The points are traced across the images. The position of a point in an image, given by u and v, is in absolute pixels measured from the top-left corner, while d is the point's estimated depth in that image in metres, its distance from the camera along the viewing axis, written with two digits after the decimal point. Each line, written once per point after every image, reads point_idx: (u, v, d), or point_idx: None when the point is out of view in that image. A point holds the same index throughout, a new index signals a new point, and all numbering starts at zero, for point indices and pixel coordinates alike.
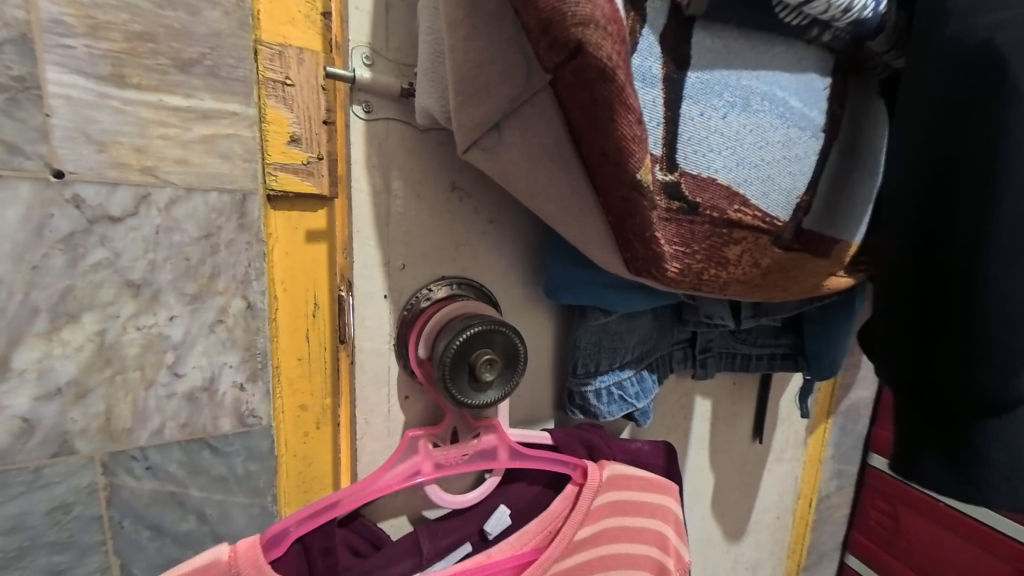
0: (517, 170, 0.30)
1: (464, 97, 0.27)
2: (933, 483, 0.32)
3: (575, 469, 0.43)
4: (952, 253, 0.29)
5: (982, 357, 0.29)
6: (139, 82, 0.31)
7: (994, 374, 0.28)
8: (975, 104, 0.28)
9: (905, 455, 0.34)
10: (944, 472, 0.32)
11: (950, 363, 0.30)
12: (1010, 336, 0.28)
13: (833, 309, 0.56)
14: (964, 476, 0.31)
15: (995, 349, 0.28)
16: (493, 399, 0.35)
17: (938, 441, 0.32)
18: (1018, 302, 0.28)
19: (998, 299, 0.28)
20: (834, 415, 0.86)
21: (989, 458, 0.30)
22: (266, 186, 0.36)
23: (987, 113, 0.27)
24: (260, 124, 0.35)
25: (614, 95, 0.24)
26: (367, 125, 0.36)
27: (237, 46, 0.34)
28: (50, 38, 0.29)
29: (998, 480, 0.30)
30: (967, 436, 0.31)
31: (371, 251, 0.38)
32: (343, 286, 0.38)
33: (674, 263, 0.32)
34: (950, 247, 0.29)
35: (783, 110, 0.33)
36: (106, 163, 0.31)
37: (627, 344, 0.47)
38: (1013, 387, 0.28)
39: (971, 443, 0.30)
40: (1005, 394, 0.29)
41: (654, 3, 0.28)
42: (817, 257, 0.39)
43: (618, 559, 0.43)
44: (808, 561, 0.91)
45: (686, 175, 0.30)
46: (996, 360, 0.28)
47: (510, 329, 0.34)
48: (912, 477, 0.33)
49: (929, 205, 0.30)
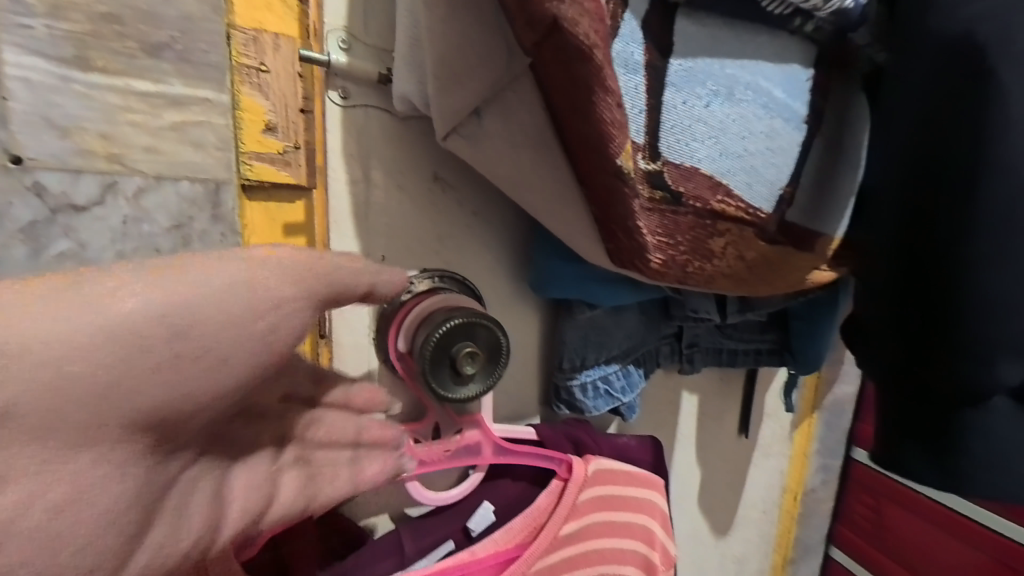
0: (499, 161, 0.29)
1: (443, 81, 0.26)
2: (917, 475, 0.32)
3: (561, 464, 0.43)
4: (936, 243, 0.29)
5: (966, 348, 0.28)
6: (105, 66, 0.30)
7: (977, 365, 0.28)
8: (959, 93, 0.28)
9: (890, 447, 0.34)
10: (927, 463, 0.32)
11: (934, 355, 0.30)
12: (992, 326, 0.28)
13: (819, 304, 0.57)
14: (945, 467, 0.31)
15: (976, 339, 0.28)
16: (473, 393, 0.34)
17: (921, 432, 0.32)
18: (1000, 292, 0.28)
19: (980, 289, 0.28)
20: (819, 410, 0.87)
21: (970, 449, 0.30)
22: (240, 175, 0.35)
23: (972, 103, 0.27)
24: (233, 112, 0.34)
25: (594, 75, 0.24)
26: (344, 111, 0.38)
27: (210, 30, 0.33)
28: (9, 17, 0.27)
29: (980, 470, 0.30)
30: (949, 427, 0.31)
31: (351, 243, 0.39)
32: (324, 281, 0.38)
33: (658, 254, 0.32)
34: (934, 238, 0.29)
35: (766, 100, 0.32)
36: (70, 150, 0.30)
37: (614, 338, 0.46)
38: (994, 377, 0.28)
39: (955, 436, 0.30)
40: (986, 384, 0.29)
41: None
42: (801, 250, 0.39)
43: (602, 555, 0.42)
44: (794, 554, 0.93)
45: (670, 164, 0.30)
46: (978, 351, 0.28)
47: (491, 321, 0.34)
48: (894, 469, 0.33)
49: (913, 200, 0.30)
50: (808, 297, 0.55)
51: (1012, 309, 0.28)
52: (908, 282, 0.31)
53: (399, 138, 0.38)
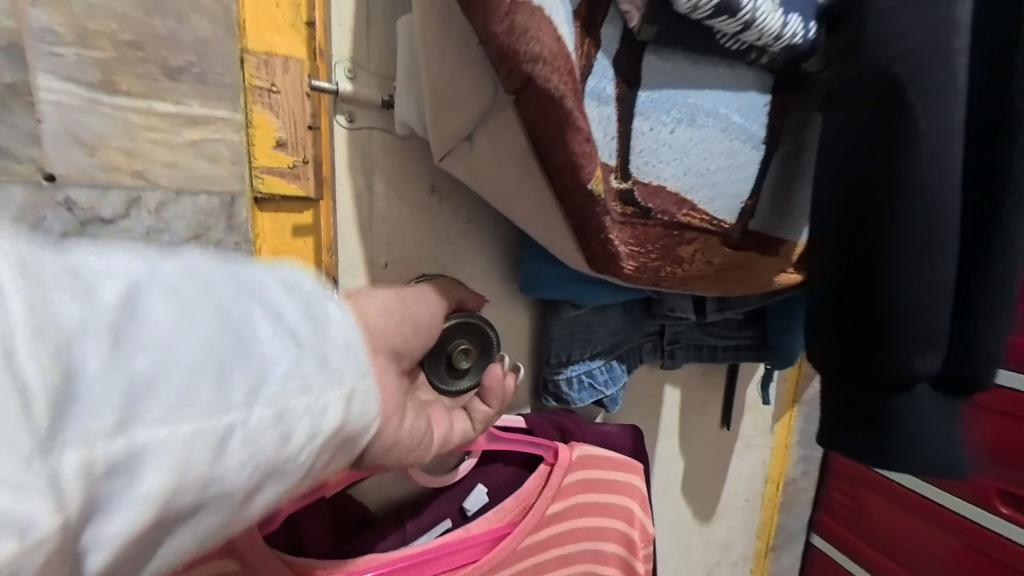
0: (489, 175, 0.33)
1: (439, 110, 0.30)
2: (854, 453, 0.37)
3: (547, 449, 0.47)
4: (866, 251, 0.33)
5: (890, 342, 0.33)
6: (129, 89, 0.33)
7: (900, 356, 0.33)
8: (885, 123, 0.32)
9: (832, 430, 0.38)
10: (861, 443, 0.36)
11: (864, 348, 0.34)
12: (911, 323, 0.32)
13: (792, 302, 0.61)
14: (877, 446, 0.36)
15: (899, 335, 0.33)
16: (468, 386, 0.37)
17: (856, 416, 0.36)
18: (919, 294, 0.32)
19: (902, 291, 0.32)
20: (799, 403, 0.92)
21: (897, 430, 0.35)
22: (253, 188, 0.38)
23: (895, 131, 0.31)
24: (246, 129, 0.37)
25: (565, 118, 0.27)
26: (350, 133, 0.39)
27: (223, 53, 0.36)
28: (41, 46, 0.30)
29: (907, 450, 0.35)
30: (880, 411, 0.35)
31: (354, 249, 0.41)
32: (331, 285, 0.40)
33: (630, 261, 0.36)
34: (865, 246, 0.33)
35: (726, 124, 0.36)
36: (97, 166, 0.33)
37: (599, 335, 0.50)
38: (914, 367, 0.33)
39: (882, 416, 0.35)
40: (908, 373, 0.33)
41: (608, 29, 0.31)
42: (767, 254, 0.43)
43: (586, 531, 0.47)
44: (776, 540, 0.97)
45: (639, 183, 0.34)
46: (901, 344, 0.33)
47: (483, 320, 0.38)
48: (835, 448, 0.38)
49: (848, 210, 0.34)
50: (782, 296, 0.59)
51: (923, 308, 0.32)
52: (843, 283, 0.35)
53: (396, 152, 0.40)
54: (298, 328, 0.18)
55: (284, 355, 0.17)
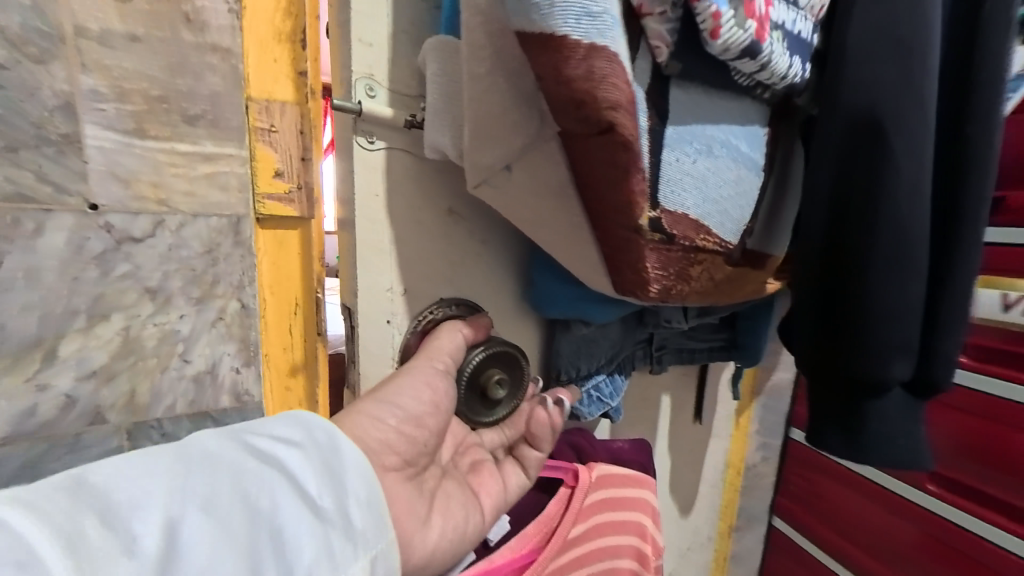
0: (507, 204, 0.41)
1: (476, 144, 0.37)
2: (833, 448, 0.42)
3: (568, 472, 0.54)
4: (855, 273, 0.36)
5: (869, 355, 0.36)
6: (155, 134, 0.40)
7: (878, 365, 0.36)
8: (866, 158, 0.34)
9: (815, 428, 0.43)
10: (840, 438, 0.41)
11: (845, 357, 0.37)
12: (888, 335, 0.36)
13: (759, 308, 0.68)
14: (855, 442, 0.41)
15: (878, 348, 0.36)
16: (502, 413, 0.43)
17: (837, 413, 0.41)
18: (896, 309, 0.35)
19: (880, 308, 0.35)
20: (758, 395, 1.00)
21: (871, 426, 0.39)
22: (255, 211, 0.46)
23: (875, 166, 0.34)
24: (250, 162, 0.45)
25: (630, 161, 0.32)
26: (373, 153, 0.44)
27: (232, 102, 0.43)
28: (87, 103, 0.37)
29: (880, 441, 0.40)
30: (858, 410, 0.40)
31: (388, 272, 0.47)
32: (320, 290, 0.49)
33: (657, 285, 0.39)
34: (855, 271, 0.36)
35: (734, 153, 0.41)
36: (130, 197, 0.40)
37: (600, 348, 0.57)
38: (890, 373, 0.37)
39: (855, 414, 0.40)
40: (886, 378, 0.37)
41: (640, 64, 0.34)
42: (755, 267, 0.50)
43: (605, 550, 0.54)
44: (739, 522, 1.04)
45: (664, 211, 0.37)
46: (878, 356, 0.36)
47: (505, 349, 0.43)
48: (817, 444, 0.43)
49: (830, 245, 0.37)
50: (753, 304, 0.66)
51: (898, 320, 0.35)
52: (823, 308, 0.38)
53: (417, 174, 0.46)
54: (320, 508, 0.21)
55: (311, 538, 0.20)
